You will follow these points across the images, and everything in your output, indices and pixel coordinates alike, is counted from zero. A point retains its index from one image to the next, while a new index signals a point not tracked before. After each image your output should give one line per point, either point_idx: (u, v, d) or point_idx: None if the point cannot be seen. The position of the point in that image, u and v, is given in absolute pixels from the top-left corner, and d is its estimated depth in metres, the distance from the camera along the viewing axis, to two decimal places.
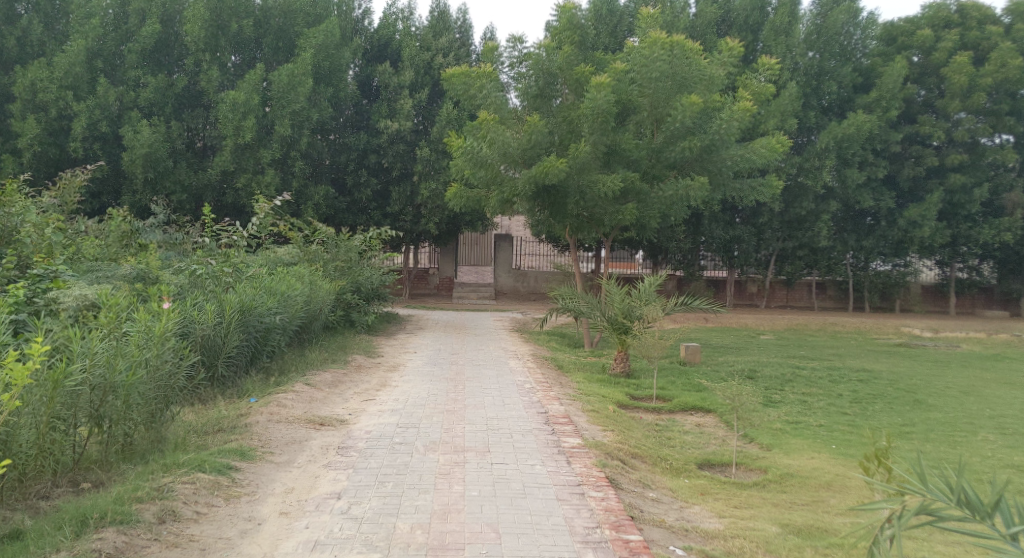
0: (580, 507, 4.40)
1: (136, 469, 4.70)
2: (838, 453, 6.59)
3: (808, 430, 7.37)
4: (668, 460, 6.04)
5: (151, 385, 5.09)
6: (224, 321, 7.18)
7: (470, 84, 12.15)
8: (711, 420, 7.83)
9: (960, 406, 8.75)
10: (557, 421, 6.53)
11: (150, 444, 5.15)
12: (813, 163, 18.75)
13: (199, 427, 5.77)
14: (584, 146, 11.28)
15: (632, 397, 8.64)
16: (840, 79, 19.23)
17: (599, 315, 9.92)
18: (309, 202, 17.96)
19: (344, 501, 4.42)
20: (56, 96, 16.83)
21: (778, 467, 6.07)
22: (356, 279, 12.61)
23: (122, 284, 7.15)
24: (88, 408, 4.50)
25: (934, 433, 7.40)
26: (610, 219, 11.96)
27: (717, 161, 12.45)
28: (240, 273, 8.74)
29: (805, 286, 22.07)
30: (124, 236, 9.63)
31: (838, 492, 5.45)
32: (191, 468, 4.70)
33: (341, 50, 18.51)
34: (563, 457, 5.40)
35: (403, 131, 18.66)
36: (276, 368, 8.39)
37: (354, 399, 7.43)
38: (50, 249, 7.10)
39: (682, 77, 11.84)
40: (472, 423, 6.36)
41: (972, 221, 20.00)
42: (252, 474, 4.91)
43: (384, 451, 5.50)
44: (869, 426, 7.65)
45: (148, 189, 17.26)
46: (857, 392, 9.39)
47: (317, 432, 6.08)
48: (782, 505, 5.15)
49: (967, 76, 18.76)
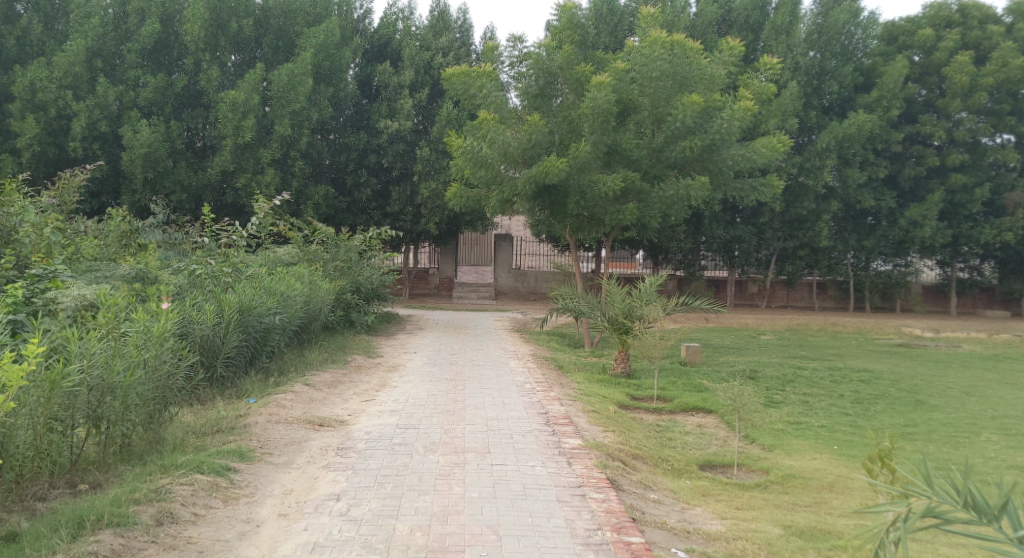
0: (581, 509, 4.37)
1: (134, 471, 4.66)
2: (840, 453, 6.55)
3: (810, 431, 7.33)
4: (669, 461, 6.01)
5: (150, 385, 5.06)
6: (223, 321, 7.15)
7: (470, 84, 12.13)
8: (712, 421, 7.80)
9: (963, 406, 8.71)
10: (557, 422, 6.50)
11: (149, 444, 5.12)
12: (813, 163, 18.72)
13: (197, 427, 5.74)
14: (584, 146, 11.25)
15: (633, 397, 8.60)
16: (841, 79, 19.20)
17: (599, 315, 9.89)
18: (309, 202, 17.93)
19: (344, 503, 4.39)
20: (55, 96, 16.80)
21: (780, 469, 6.04)
22: (356, 279, 12.58)
23: (120, 284, 7.12)
24: (86, 408, 4.47)
25: (936, 434, 7.36)
26: (611, 219, 11.93)
27: (717, 161, 12.42)
28: (239, 273, 8.70)
29: (806, 286, 22.04)
30: (123, 236, 9.61)
31: (840, 494, 5.41)
32: (189, 469, 4.66)
33: (340, 49, 18.49)
34: (563, 458, 5.36)
35: (403, 131, 18.63)
36: (275, 368, 8.35)
37: (354, 400, 7.40)
38: (48, 249, 7.06)
39: (682, 77, 11.80)
40: (472, 424, 6.33)
41: (973, 221, 19.97)
42: (251, 476, 4.88)
43: (383, 452, 5.47)
44: (871, 426, 7.62)
45: (148, 189, 17.24)
46: (859, 392, 9.35)
47: (316, 433, 6.05)
48: (784, 506, 5.12)
49: (967, 76, 18.74)
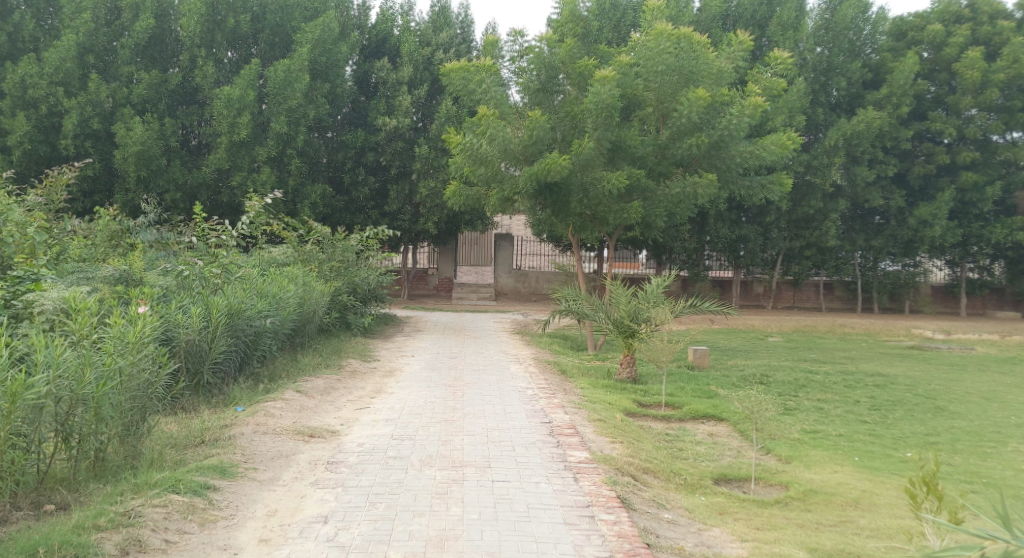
0: (589, 533, 4.00)
1: (105, 490, 4.28)
2: (862, 466, 6.17)
3: (828, 441, 6.96)
4: (681, 476, 5.63)
5: (127, 395, 4.69)
6: (210, 325, 6.77)
7: (469, 79, 11.85)
8: (724, 429, 7.44)
9: (985, 413, 8.33)
10: (562, 432, 6.13)
11: (125, 459, 4.73)
12: (821, 161, 18.38)
13: (179, 440, 5.36)
14: (589, 141, 10.81)
15: (639, 403, 8.21)
16: (850, 75, 18.88)
17: (604, 317, 9.54)
18: (305, 201, 17.49)
19: (331, 526, 4.02)
20: (46, 92, 16.49)
21: (800, 483, 5.67)
22: (353, 281, 12.25)
23: (102, 286, 6.72)
24: (53, 422, 4.09)
25: (960, 444, 6.98)
26: (614, 218, 11.56)
27: (725, 158, 12.00)
28: (229, 274, 8.34)
29: (812, 286, 21.70)
30: (112, 237, 9.25)
31: (867, 512, 5.05)
32: (164, 488, 4.28)
33: (338, 44, 18.09)
34: (569, 474, 4.99)
35: (401, 128, 18.34)
36: (266, 374, 7.95)
37: (347, 408, 7.03)
38: (32, 249, 6.62)
39: (689, 70, 11.36)
40: (472, 435, 5.95)
41: (984, 220, 19.59)
42: (232, 495, 4.51)
43: (377, 467, 5.09)
44: (892, 436, 7.24)
45: (141, 188, 16.86)
46: (875, 398, 8.97)
47: (306, 445, 5.68)
48: (808, 526, 4.75)
49: (979, 71, 18.36)
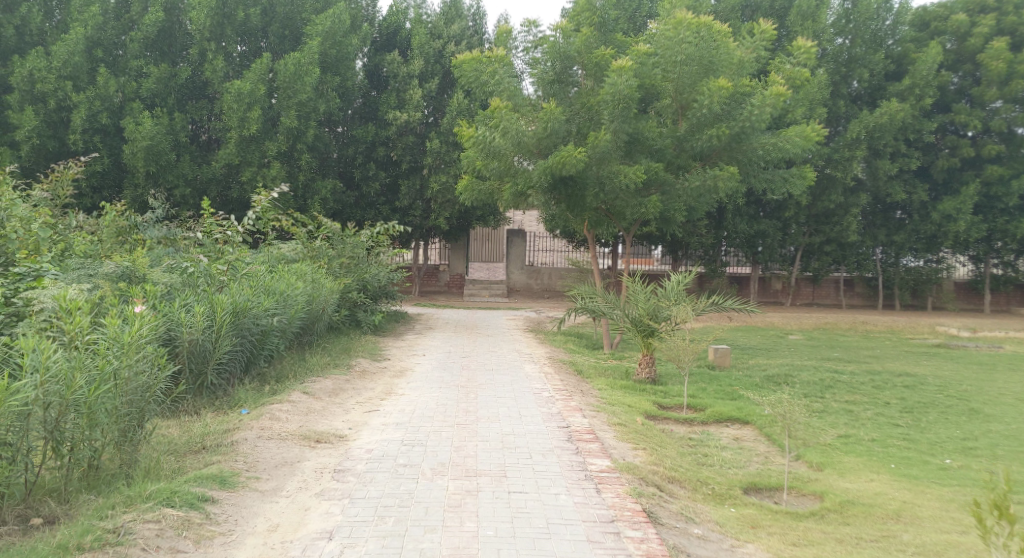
0: (615, 552, 3.68)
1: (98, 502, 3.99)
2: (900, 475, 5.83)
3: (860, 446, 6.61)
4: (709, 485, 5.30)
5: (123, 399, 4.39)
6: (214, 324, 6.49)
7: (481, 70, 11.54)
8: (750, 433, 7.12)
9: (1022, 416, 7.95)
10: (580, 438, 5.82)
11: (119, 468, 4.43)
12: (842, 154, 17.96)
13: (178, 447, 5.07)
14: (605, 134, 10.45)
15: (660, 405, 7.89)
16: (872, 66, 18.39)
17: (620, 315, 9.18)
18: (316, 197, 17.19)
19: (336, 544, 3.73)
20: (54, 87, 16.21)
21: (835, 493, 5.35)
22: (362, 278, 11.98)
23: (103, 284, 6.45)
24: (41, 429, 3.81)
25: (1000, 449, 6.62)
26: (632, 213, 11.19)
27: (746, 150, 11.58)
28: (236, 271, 8.07)
29: (832, 282, 21.28)
30: (119, 232, 9.01)
31: (910, 526, 4.73)
32: (158, 501, 4.00)
33: (349, 37, 17.86)
34: (590, 485, 4.68)
35: (412, 122, 18.09)
36: (273, 374, 7.69)
37: (356, 410, 6.74)
38: (36, 245, 6.37)
39: (709, 60, 10.94)
40: (486, 441, 5.66)
41: (1009, 215, 19.03)
42: (231, 508, 4.22)
43: (386, 476, 4.80)
44: (928, 441, 6.89)
45: (151, 183, 16.61)
46: (906, 400, 8.60)
47: (312, 451, 5.40)
48: (847, 541, 4.43)
49: (1005, 62, 17.85)
